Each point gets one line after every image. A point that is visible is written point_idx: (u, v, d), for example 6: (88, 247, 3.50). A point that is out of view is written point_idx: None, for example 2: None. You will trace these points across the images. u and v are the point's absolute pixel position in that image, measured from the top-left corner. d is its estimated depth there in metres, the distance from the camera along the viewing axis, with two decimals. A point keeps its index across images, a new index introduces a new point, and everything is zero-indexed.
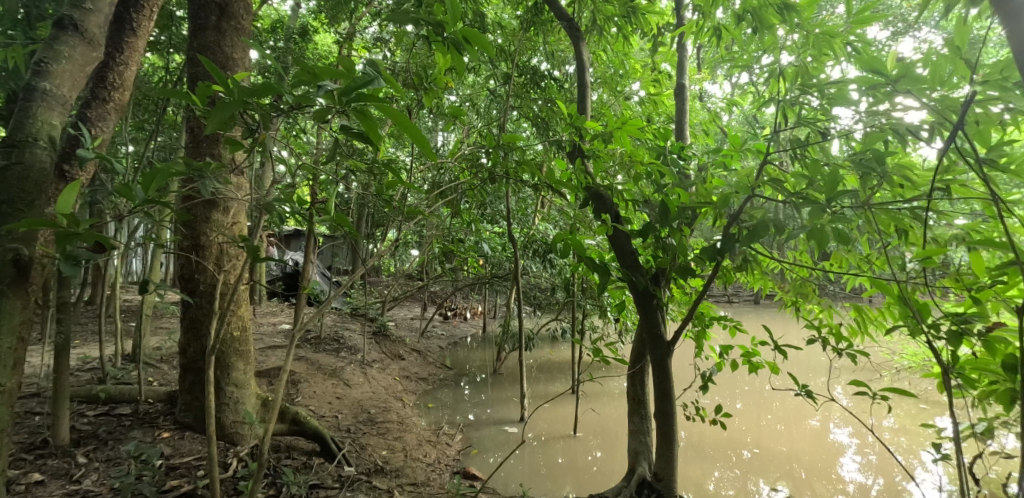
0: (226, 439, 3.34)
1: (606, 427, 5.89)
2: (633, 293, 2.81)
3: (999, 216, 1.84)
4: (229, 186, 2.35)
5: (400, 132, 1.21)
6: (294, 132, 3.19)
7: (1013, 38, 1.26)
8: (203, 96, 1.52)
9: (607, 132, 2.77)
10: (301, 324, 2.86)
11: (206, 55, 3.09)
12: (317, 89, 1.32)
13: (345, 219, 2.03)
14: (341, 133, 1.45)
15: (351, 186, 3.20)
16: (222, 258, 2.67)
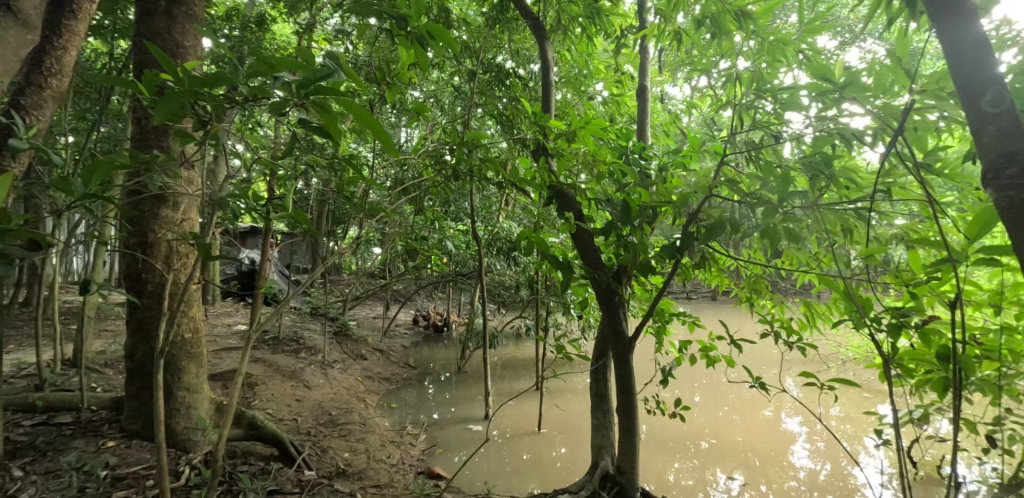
0: (176, 447, 3.22)
1: (570, 423, 5.97)
2: (596, 290, 2.85)
3: (935, 216, 1.97)
4: (178, 181, 2.27)
5: (361, 126, 1.19)
6: (250, 125, 3.11)
7: (947, 52, 1.35)
8: (151, 86, 1.47)
9: (571, 131, 2.81)
10: (258, 325, 2.77)
11: (153, 41, 2.96)
12: (274, 81, 1.27)
13: (304, 214, 1.99)
14: (300, 127, 1.42)
15: (311, 182, 3.14)
16: (172, 256, 2.57)
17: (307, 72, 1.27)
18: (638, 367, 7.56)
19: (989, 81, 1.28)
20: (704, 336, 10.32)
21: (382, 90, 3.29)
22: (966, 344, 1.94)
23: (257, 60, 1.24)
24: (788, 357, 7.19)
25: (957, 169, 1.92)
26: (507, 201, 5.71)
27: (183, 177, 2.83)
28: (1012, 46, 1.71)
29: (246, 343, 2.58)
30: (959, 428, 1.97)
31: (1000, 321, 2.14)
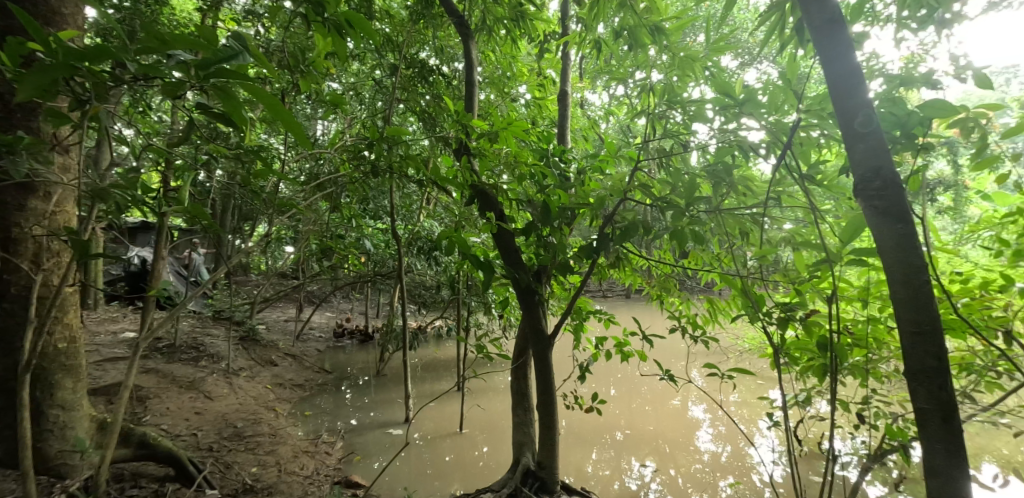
0: (49, 473, 2.90)
1: (490, 422, 6.03)
2: (517, 289, 2.90)
3: (816, 221, 2.22)
4: (51, 168, 2.04)
5: (274, 120, 1.13)
6: (142, 110, 2.86)
7: (831, 76, 1.53)
8: (16, 58, 1.31)
9: (494, 132, 2.76)
10: (150, 332, 2.56)
11: (23, 6, 2.63)
12: (168, 59, 1.17)
13: (202, 209, 1.88)
14: (199, 112, 1.33)
15: (215, 175, 2.95)
16: (43, 255, 2.31)
17: (209, 51, 1.18)
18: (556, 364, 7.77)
19: (859, 104, 1.47)
20: (620, 333, 10.76)
21: (297, 79, 3.15)
22: (840, 334, 2.20)
23: (148, 35, 1.13)
24: (694, 350, 7.69)
25: (833, 181, 2.19)
26: (428, 200, 5.66)
27: (57, 163, 2.55)
28: (878, 75, 1.97)
29: (134, 353, 2.39)
30: (836, 408, 2.23)
31: (868, 313, 2.44)
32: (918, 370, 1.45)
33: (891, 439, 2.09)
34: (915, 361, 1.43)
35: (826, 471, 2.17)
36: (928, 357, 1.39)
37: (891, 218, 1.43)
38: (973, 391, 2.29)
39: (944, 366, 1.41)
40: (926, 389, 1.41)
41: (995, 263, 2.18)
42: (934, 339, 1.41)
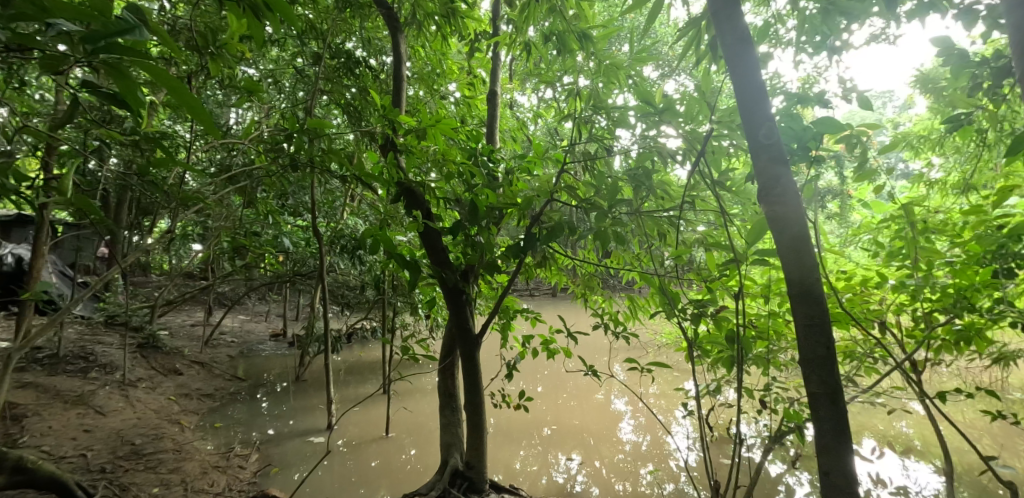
0: None
1: (417, 425, 5.96)
2: (444, 289, 2.86)
3: (726, 224, 2.39)
4: None
5: (175, 104, 0.98)
6: (20, 90, 2.55)
7: (740, 91, 1.67)
8: None
9: (421, 128, 2.69)
10: (30, 339, 2.31)
11: None
12: (46, 30, 1.00)
13: (88, 201, 1.58)
14: (87, 95, 1.13)
15: (109, 163, 2.69)
16: None
17: (99, 23, 1.02)
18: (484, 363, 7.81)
19: (763, 118, 1.62)
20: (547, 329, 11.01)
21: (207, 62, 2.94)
22: (745, 327, 2.39)
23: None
24: (616, 346, 7.99)
25: (741, 187, 2.38)
26: (353, 197, 5.48)
27: None
28: (779, 93, 2.19)
29: (6, 367, 2.15)
30: (743, 395, 2.42)
31: (770, 308, 2.66)
32: (812, 359, 1.62)
33: (790, 421, 2.30)
34: (808, 350, 1.60)
35: (734, 454, 2.36)
36: (818, 347, 1.56)
37: (788, 223, 1.60)
38: (856, 376, 2.57)
39: (831, 355, 1.59)
40: (817, 376, 1.59)
41: (874, 263, 2.44)
42: (824, 331, 1.59)
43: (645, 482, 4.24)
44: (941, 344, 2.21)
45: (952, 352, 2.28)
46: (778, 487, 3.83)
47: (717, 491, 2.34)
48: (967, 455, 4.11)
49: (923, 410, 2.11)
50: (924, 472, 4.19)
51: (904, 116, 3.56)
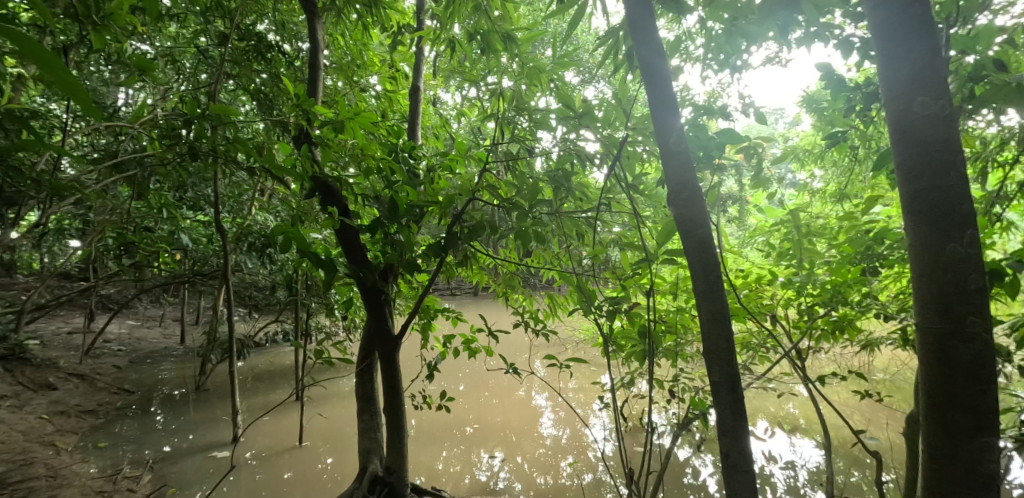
0: None
1: (334, 431, 5.76)
2: (361, 289, 2.66)
3: (638, 225, 2.54)
4: None
5: (46, 82, 0.86)
6: None
7: (655, 100, 1.79)
8: None
9: (338, 120, 2.52)
10: None
11: None
12: None
13: None
14: None
15: None
16: None
17: None
18: (404, 365, 7.72)
19: (672, 127, 1.75)
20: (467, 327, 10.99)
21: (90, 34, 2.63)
22: (656, 322, 2.55)
23: None
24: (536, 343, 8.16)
25: (652, 191, 2.56)
26: (263, 191, 5.16)
27: None
28: (688, 105, 2.39)
29: None
30: (654, 386, 2.58)
31: (678, 304, 2.85)
32: (714, 351, 1.77)
33: (695, 409, 2.49)
34: (710, 343, 1.76)
35: (646, 440, 2.51)
36: (719, 340, 1.72)
37: (693, 225, 1.76)
38: (751, 364, 2.82)
39: (730, 346, 1.76)
40: (718, 366, 1.75)
41: (767, 262, 2.69)
42: (723, 325, 1.75)
43: (565, 474, 4.37)
44: (822, 333, 2.48)
45: (832, 340, 2.57)
46: (685, 469, 4.03)
47: (631, 478, 2.48)
48: (844, 430, 4.61)
49: (808, 393, 2.36)
50: (808, 446, 4.66)
51: (793, 132, 3.94)
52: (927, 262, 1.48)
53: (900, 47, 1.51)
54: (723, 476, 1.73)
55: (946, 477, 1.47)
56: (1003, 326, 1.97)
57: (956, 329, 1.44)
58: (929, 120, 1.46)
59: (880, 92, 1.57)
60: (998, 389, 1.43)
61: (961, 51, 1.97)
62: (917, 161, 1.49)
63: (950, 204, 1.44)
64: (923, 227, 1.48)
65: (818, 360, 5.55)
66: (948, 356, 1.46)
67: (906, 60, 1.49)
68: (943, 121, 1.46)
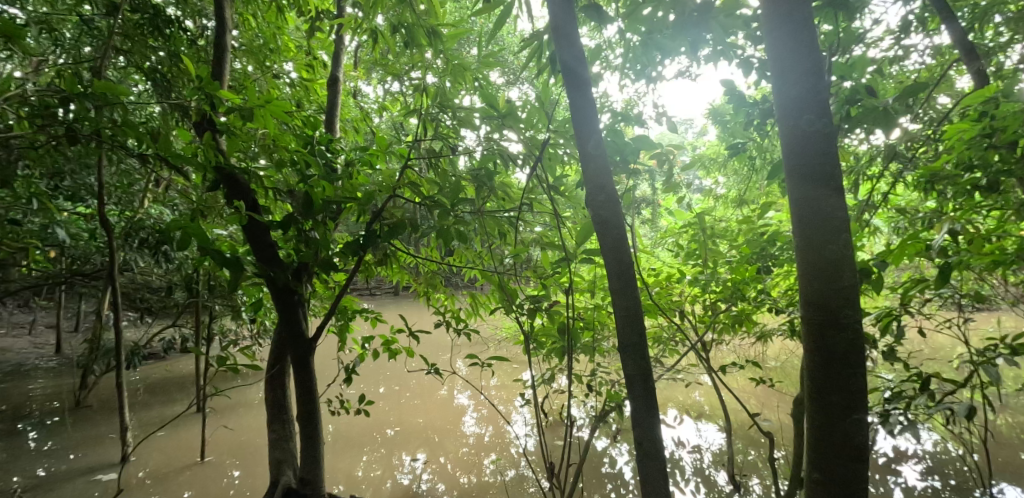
0: None
1: (243, 443, 5.30)
2: (271, 289, 2.45)
3: (559, 226, 2.61)
4: None
5: None
6: None
7: (576, 105, 1.88)
8: None
9: (248, 107, 2.30)
10: None
11: None
12: None
13: None
14: None
15: None
16: None
17: None
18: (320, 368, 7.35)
19: (590, 132, 1.85)
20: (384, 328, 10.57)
21: None
22: (574, 319, 2.64)
23: None
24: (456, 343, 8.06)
25: (572, 193, 2.64)
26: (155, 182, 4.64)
27: None
28: (606, 111, 2.51)
29: None
30: (572, 381, 2.67)
31: (597, 301, 2.98)
32: (629, 346, 1.88)
33: (613, 401, 2.61)
34: (625, 338, 1.87)
35: (565, 434, 2.59)
36: (633, 335, 1.83)
37: (609, 226, 1.85)
38: (661, 357, 3.00)
39: (641, 341, 1.87)
40: (632, 360, 1.86)
41: (676, 262, 2.90)
42: (637, 321, 1.86)
43: (488, 471, 4.33)
44: (726, 326, 2.74)
45: (732, 332, 2.81)
46: (602, 459, 4.14)
47: (553, 471, 2.54)
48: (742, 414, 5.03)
49: (711, 383, 2.56)
50: (712, 430, 4.68)
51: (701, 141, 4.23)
52: (812, 261, 1.68)
53: (791, 69, 1.69)
54: (638, 463, 1.85)
55: (826, 449, 1.68)
56: (871, 317, 2.28)
57: (834, 320, 1.65)
58: (815, 135, 1.66)
59: (774, 109, 1.75)
60: (865, 371, 1.66)
61: (840, 77, 2.24)
62: (805, 172, 1.67)
63: (830, 210, 1.64)
64: (808, 229, 1.68)
65: (719, 351, 6.00)
66: (828, 344, 1.66)
67: (796, 82, 1.67)
68: (825, 136, 1.66)
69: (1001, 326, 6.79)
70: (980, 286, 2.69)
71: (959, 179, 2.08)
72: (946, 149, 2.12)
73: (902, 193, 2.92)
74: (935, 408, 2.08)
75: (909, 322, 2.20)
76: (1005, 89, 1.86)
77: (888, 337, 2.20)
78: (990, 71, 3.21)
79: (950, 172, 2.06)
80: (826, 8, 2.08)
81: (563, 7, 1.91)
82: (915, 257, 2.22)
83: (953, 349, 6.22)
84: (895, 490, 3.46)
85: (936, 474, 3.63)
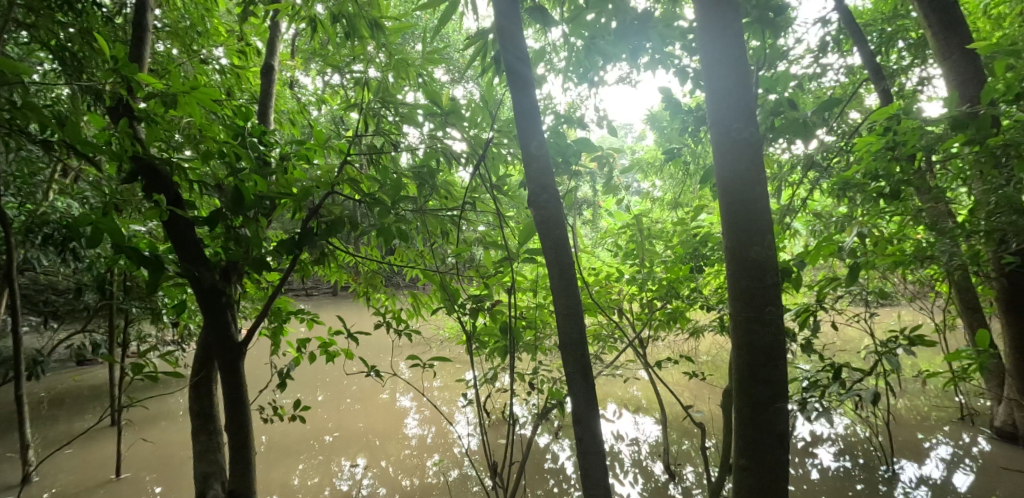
0: None
1: (166, 455, 4.86)
2: (196, 290, 2.26)
3: (502, 225, 2.61)
4: None
5: None
6: None
7: (520, 107, 1.90)
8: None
9: (171, 93, 2.10)
10: None
11: None
12: None
13: None
14: None
15: None
16: None
17: None
18: (251, 373, 6.93)
19: (533, 132, 1.87)
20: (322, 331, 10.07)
21: None
22: (517, 318, 2.65)
23: None
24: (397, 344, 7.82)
25: (515, 193, 2.66)
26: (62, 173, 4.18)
27: None
28: (550, 113, 2.55)
29: None
30: (515, 379, 2.68)
31: (538, 300, 3.03)
32: (569, 344, 1.91)
33: (554, 398, 2.65)
34: (566, 337, 1.90)
35: (509, 432, 2.59)
36: (573, 333, 1.87)
37: (551, 226, 1.88)
38: (601, 354, 3.08)
39: (583, 339, 1.91)
40: (573, 357, 1.90)
41: (614, 262, 3.01)
42: (577, 320, 1.90)
43: (431, 473, 4.24)
44: (660, 323, 2.87)
45: (668, 329, 2.94)
46: (545, 455, 4.20)
47: (495, 470, 2.54)
48: (676, 407, 5.24)
49: (648, 377, 2.66)
50: (649, 423, 4.84)
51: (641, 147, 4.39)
52: (739, 261, 1.80)
53: (722, 80, 1.80)
54: (579, 459, 1.88)
55: (751, 437, 1.80)
56: (792, 313, 2.47)
57: (759, 315, 1.78)
58: (743, 144, 1.78)
59: (706, 117, 1.85)
60: (785, 363, 1.80)
61: (766, 90, 2.41)
62: (734, 177, 1.79)
63: (755, 213, 1.77)
64: (737, 231, 1.80)
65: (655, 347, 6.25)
66: (753, 337, 1.79)
67: (727, 93, 1.79)
68: (752, 144, 1.78)
69: (901, 320, 7.51)
70: (883, 283, 3.00)
71: (866, 187, 2.30)
72: (856, 160, 2.36)
73: (818, 199, 3.22)
74: (845, 395, 2.30)
75: (823, 317, 2.40)
76: (905, 107, 2.09)
77: (806, 331, 2.39)
78: (892, 91, 3.57)
79: (859, 181, 2.28)
80: (755, 25, 2.23)
81: (509, 7, 1.92)
82: (829, 258, 2.43)
83: (860, 341, 6.83)
84: (811, 471, 3.76)
85: (847, 455, 3.96)
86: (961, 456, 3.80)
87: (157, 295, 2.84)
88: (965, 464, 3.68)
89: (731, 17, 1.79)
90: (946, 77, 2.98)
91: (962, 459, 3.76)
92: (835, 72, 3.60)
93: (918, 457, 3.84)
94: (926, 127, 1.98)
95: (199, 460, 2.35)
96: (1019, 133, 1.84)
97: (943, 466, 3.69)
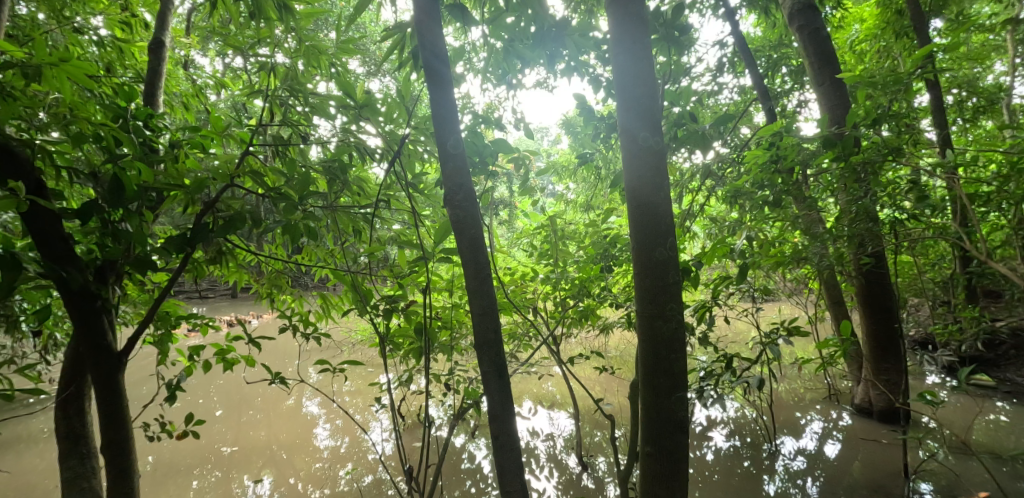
0: None
1: (21, 485, 4.15)
2: (61, 294, 1.93)
3: (417, 223, 2.49)
4: None
5: None
6: None
7: (435, 103, 1.86)
8: None
9: (34, 64, 1.76)
10: None
11: None
12: None
13: None
14: None
15: None
16: None
17: None
18: (130, 385, 6.19)
19: (450, 131, 1.85)
20: (218, 337, 9.20)
21: None
22: (432, 319, 2.59)
23: None
24: (303, 348, 7.34)
25: (430, 191, 2.60)
26: None
27: None
28: (468, 112, 2.55)
29: None
30: (432, 381, 2.61)
31: (454, 300, 3.06)
32: (485, 343, 1.91)
33: (469, 398, 2.63)
34: (483, 335, 1.90)
35: (424, 434, 2.51)
36: (489, 332, 1.87)
37: (467, 225, 1.87)
38: (517, 351, 3.12)
39: (500, 338, 1.91)
40: (488, 356, 1.90)
41: (530, 261, 3.12)
42: (492, 318, 1.90)
43: (344, 483, 4.03)
44: (573, 321, 3.00)
45: (580, 326, 3.06)
46: (461, 455, 4.18)
47: (411, 475, 2.44)
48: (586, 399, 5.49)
49: (561, 373, 2.75)
50: (563, 417, 4.98)
51: (559, 152, 4.56)
52: (645, 260, 1.91)
53: (631, 90, 1.91)
54: (495, 455, 1.88)
55: (653, 426, 1.93)
56: (692, 309, 2.68)
57: (661, 311, 1.91)
58: (651, 152, 1.90)
59: (616, 123, 1.95)
60: (685, 355, 1.94)
61: (672, 103, 2.59)
62: (641, 182, 1.91)
63: (660, 216, 1.90)
64: (641, 232, 1.92)
65: (569, 344, 6.51)
66: (656, 331, 1.92)
67: (635, 103, 1.89)
68: (656, 151, 1.91)
69: (782, 314, 8.45)
70: (767, 281, 3.37)
71: (754, 195, 2.58)
72: (745, 170, 2.65)
73: (715, 205, 3.58)
74: (736, 381, 2.54)
75: (718, 312, 2.64)
76: (787, 125, 2.37)
77: (702, 325, 2.61)
78: (778, 110, 4.06)
79: (749, 189, 2.54)
80: (663, 42, 2.38)
81: (429, 3, 1.88)
82: (722, 258, 2.68)
83: (748, 333, 7.59)
84: (708, 453, 4.12)
85: (738, 434, 4.40)
86: (829, 429, 4.37)
87: (15, 298, 2.31)
88: (833, 436, 4.22)
89: (641, 33, 1.90)
90: (821, 101, 3.43)
91: (830, 432, 4.31)
92: (732, 91, 4.00)
93: (795, 433, 4.36)
94: (803, 143, 2.28)
95: (65, 489, 2.03)
96: (875, 152, 2.16)
97: (815, 440, 4.23)
